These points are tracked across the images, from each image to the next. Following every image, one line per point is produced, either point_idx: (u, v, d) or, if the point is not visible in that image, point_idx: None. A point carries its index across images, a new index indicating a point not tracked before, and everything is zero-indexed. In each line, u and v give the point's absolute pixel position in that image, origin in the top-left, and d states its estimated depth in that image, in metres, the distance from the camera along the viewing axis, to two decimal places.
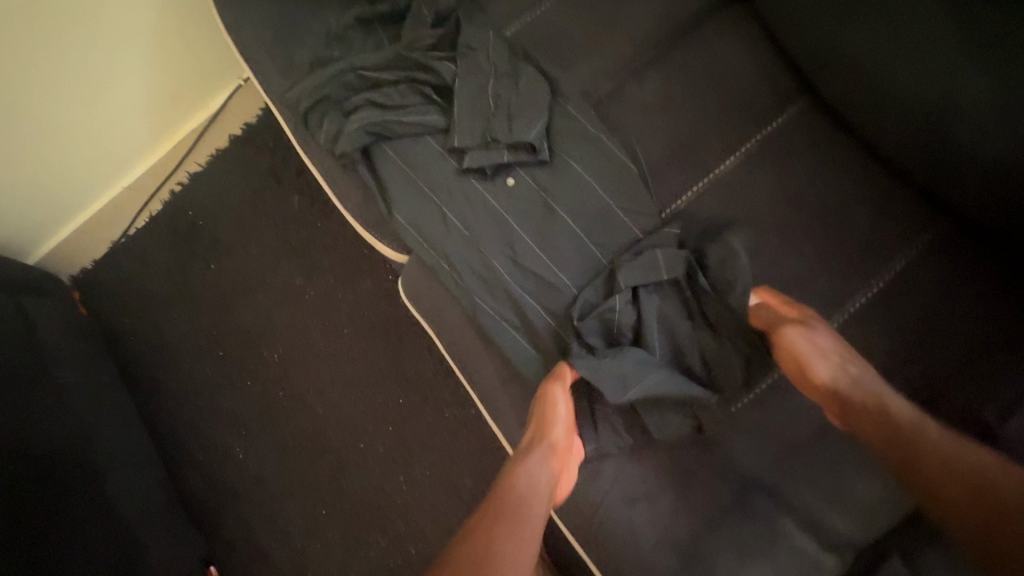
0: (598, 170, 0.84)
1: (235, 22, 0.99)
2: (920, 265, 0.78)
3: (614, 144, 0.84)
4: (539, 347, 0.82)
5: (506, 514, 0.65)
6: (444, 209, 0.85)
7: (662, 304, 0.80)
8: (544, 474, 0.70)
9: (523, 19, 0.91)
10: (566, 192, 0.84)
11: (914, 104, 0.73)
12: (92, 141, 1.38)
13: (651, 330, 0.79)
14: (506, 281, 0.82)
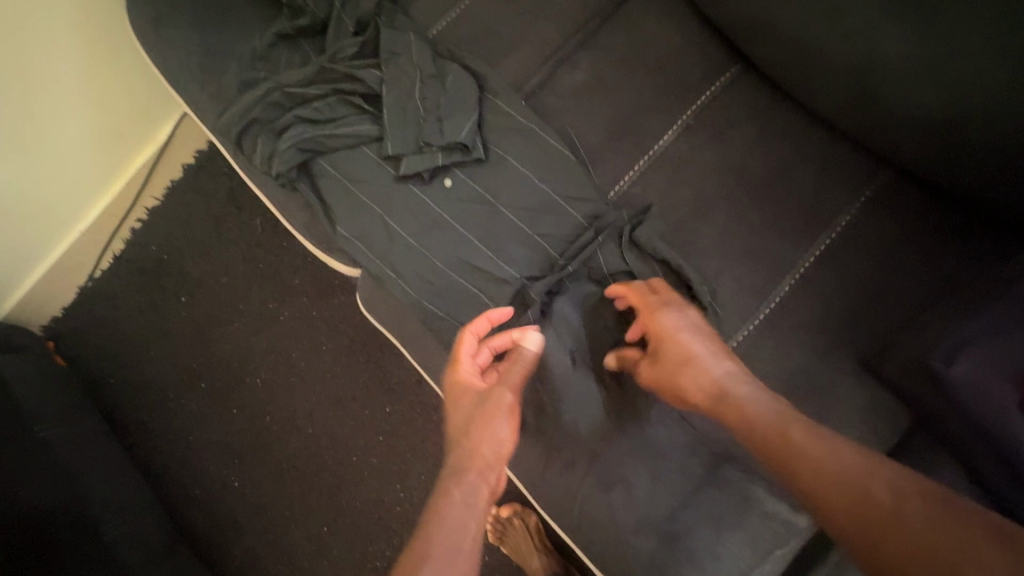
0: (535, 161, 0.83)
1: (159, 56, 0.97)
2: (866, 217, 0.78)
3: (548, 133, 0.83)
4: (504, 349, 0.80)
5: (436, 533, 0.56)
6: (386, 219, 0.84)
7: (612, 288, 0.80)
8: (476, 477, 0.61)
9: (446, 19, 0.90)
10: (506, 186, 0.83)
11: (842, 58, 0.72)
12: (43, 191, 1.37)
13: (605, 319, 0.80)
14: (456, 280, 0.82)
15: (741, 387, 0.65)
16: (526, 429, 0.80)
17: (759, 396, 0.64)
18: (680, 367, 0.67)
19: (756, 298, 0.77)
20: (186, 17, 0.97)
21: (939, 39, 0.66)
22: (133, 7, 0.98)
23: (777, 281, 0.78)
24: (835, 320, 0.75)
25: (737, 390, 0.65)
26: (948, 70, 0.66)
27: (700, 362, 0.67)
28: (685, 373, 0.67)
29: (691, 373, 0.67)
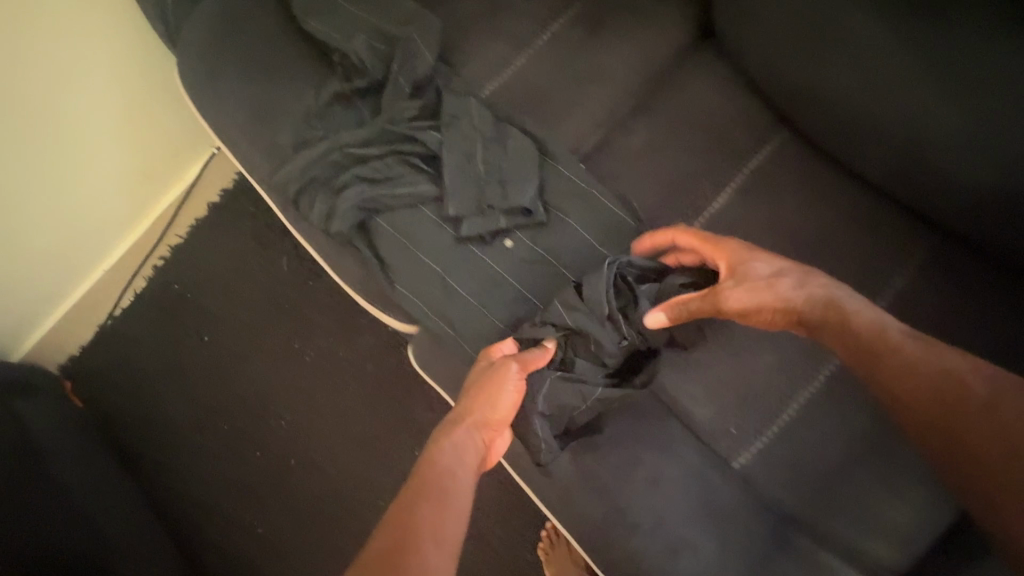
0: (596, 225, 0.85)
1: (209, 110, 0.98)
2: (917, 280, 0.81)
3: (608, 198, 0.85)
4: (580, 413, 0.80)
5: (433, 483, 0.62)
6: (449, 280, 0.85)
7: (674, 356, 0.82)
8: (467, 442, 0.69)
9: (499, 80, 0.93)
10: (567, 250, 0.85)
11: (892, 132, 0.76)
12: (70, 231, 1.36)
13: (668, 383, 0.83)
14: (522, 342, 0.81)
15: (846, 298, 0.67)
16: (588, 491, 0.79)
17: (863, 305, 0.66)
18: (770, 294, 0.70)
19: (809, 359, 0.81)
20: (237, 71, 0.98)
21: (990, 117, 0.68)
22: (182, 60, 0.99)
23: None
24: None
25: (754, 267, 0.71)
26: (1001, 145, 0.68)
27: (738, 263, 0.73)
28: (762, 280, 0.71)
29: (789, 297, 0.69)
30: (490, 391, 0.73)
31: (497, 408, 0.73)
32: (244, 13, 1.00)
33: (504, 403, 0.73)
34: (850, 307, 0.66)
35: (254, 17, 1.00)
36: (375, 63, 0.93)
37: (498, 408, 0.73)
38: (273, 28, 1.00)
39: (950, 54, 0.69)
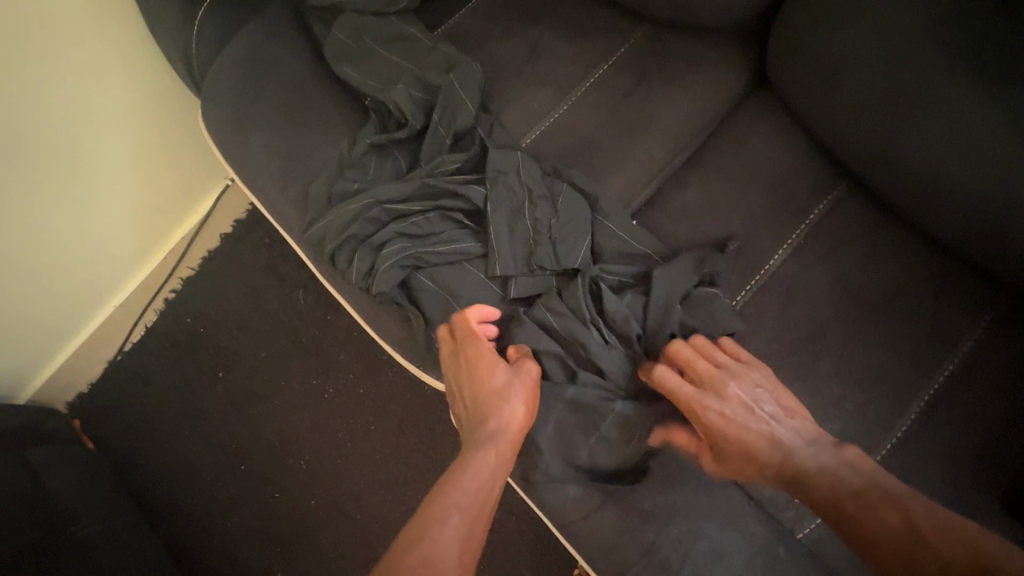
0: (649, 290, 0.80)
1: (238, 157, 0.94)
2: (987, 343, 0.78)
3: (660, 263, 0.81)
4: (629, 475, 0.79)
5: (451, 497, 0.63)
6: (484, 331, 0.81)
7: None
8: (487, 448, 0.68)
9: (542, 128, 0.90)
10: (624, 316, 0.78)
11: (970, 202, 0.72)
12: (82, 270, 1.32)
13: None
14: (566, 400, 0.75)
15: (805, 453, 0.67)
16: (650, 565, 0.75)
17: (823, 462, 0.66)
18: (745, 430, 0.69)
19: (881, 427, 0.76)
20: (267, 117, 0.94)
21: None
22: (209, 106, 0.95)
23: (903, 408, 0.76)
24: (966, 454, 0.74)
25: (745, 406, 0.69)
26: None
27: (721, 379, 0.71)
28: (734, 407, 0.69)
29: (755, 436, 0.68)
30: (489, 394, 0.72)
31: (501, 412, 0.70)
32: (275, 57, 0.96)
33: (508, 404, 0.71)
34: (802, 461, 0.66)
35: (284, 61, 0.96)
36: (415, 111, 0.88)
37: (504, 410, 0.70)
38: (305, 72, 0.96)
39: None
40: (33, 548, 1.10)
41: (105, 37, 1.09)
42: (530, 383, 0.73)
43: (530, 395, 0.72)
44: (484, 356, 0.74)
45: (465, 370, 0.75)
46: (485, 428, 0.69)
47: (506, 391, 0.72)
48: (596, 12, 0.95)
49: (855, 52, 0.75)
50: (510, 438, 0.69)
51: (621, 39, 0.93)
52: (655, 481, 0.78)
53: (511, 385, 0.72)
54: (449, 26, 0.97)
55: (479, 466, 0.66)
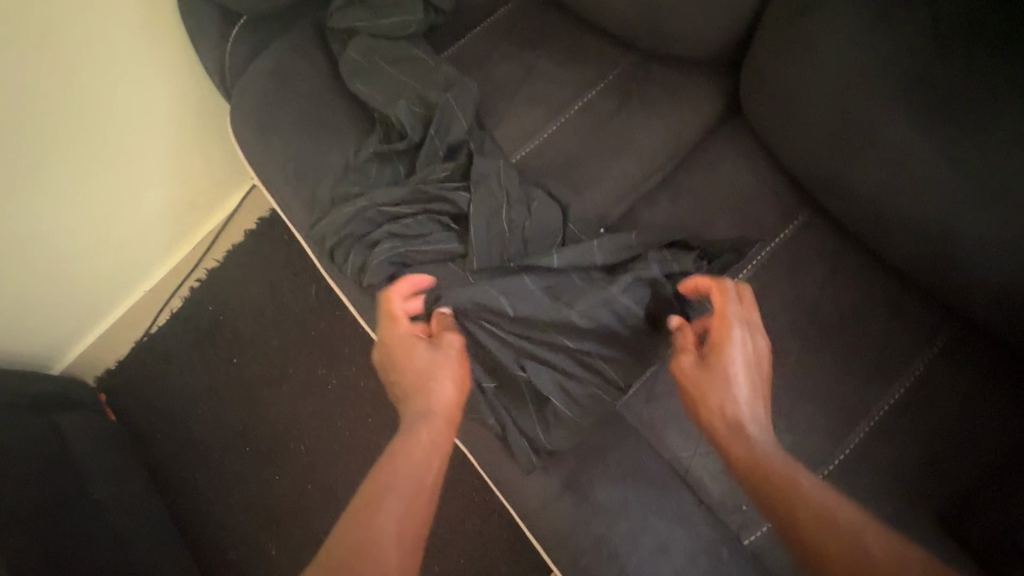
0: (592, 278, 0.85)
1: (259, 160, 1.05)
2: (937, 368, 0.81)
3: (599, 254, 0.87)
4: (587, 467, 0.84)
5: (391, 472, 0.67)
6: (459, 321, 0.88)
7: (687, 434, 0.85)
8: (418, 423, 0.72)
9: (530, 145, 0.98)
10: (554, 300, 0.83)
11: (920, 233, 0.76)
12: (117, 256, 1.45)
13: (686, 455, 0.85)
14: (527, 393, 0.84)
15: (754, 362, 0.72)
16: (600, 555, 0.80)
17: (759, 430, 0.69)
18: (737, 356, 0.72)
19: (829, 443, 0.80)
20: (286, 125, 1.04)
21: (1015, 227, 0.68)
22: (237, 113, 1.07)
23: (852, 425, 0.80)
24: (911, 473, 0.77)
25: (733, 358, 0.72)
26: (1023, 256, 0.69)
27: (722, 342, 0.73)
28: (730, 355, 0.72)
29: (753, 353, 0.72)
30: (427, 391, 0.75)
31: (432, 391, 0.74)
32: (297, 71, 1.07)
33: (438, 381, 0.75)
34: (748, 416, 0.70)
35: (305, 76, 1.06)
36: (414, 125, 0.97)
37: (436, 391, 0.75)
38: (322, 86, 1.06)
39: (982, 164, 0.69)
40: (54, 501, 1.20)
41: (152, 48, 1.22)
42: (454, 356, 0.78)
43: (457, 368, 0.77)
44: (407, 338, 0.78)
45: (397, 352, 0.78)
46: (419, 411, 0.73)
47: (432, 369, 0.76)
48: (589, 41, 1.03)
49: (806, 95, 0.80)
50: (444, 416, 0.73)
51: (609, 66, 1.01)
52: (610, 475, 0.84)
53: (436, 361, 0.77)
54: (453, 50, 1.07)
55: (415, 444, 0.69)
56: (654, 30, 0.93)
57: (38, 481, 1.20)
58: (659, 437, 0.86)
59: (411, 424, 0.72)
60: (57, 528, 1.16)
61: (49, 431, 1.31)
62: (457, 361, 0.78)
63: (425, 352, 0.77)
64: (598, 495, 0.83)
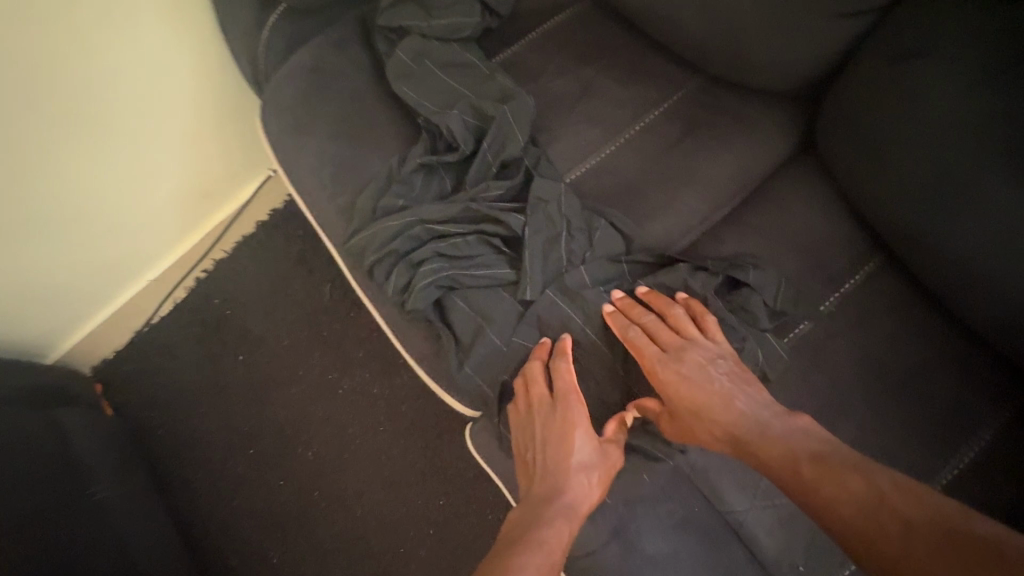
0: None
1: (292, 162, 0.98)
2: (1003, 435, 0.78)
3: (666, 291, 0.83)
4: (637, 516, 0.80)
5: (537, 542, 0.64)
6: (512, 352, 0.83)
7: (742, 486, 0.81)
8: (564, 511, 0.69)
9: (586, 165, 0.92)
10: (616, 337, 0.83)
11: (1008, 298, 0.72)
12: (124, 243, 1.37)
13: (740, 508, 0.81)
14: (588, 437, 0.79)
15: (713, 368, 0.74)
16: None
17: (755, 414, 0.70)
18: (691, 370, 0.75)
19: None
20: (324, 127, 0.97)
21: None
22: (269, 109, 0.99)
23: None
24: None
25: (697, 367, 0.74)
26: None
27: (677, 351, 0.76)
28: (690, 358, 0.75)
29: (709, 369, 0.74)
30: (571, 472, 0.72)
31: (577, 483, 0.72)
32: (336, 69, 0.99)
33: (587, 483, 0.72)
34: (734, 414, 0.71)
35: (345, 74, 0.99)
36: (467, 138, 0.91)
37: (580, 482, 0.72)
38: (364, 86, 0.99)
39: None
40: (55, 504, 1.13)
41: (176, 27, 1.14)
42: (608, 467, 0.75)
43: (606, 474, 0.74)
44: (580, 423, 0.76)
45: (555, 430, 0.76)
46: (561, 495, 0.70)
47: (583, 462, 0.74)
48: (651, 58, 0.98)
49: (901, 137, 0.76)
50: (582, 517, 0.70)
51: (673, 88, 0.95)
52: (660, 526, 0.80)
53: (591, 458, 0.74)
54: (505, 56, 1.00)
55: (556, 528, 0.66)
56: (728, 52, 0.88)
57: (38, 480, 1.13)
58: (713, 485, 0.82)
59: (557, 505, 0.69)
60: (56, 530, 1.09)
61: (46, 427, 1.23)
62: (608, 467, 0.75)
63: (586, 446, 0.75)
64: (647, 546, 0.79)
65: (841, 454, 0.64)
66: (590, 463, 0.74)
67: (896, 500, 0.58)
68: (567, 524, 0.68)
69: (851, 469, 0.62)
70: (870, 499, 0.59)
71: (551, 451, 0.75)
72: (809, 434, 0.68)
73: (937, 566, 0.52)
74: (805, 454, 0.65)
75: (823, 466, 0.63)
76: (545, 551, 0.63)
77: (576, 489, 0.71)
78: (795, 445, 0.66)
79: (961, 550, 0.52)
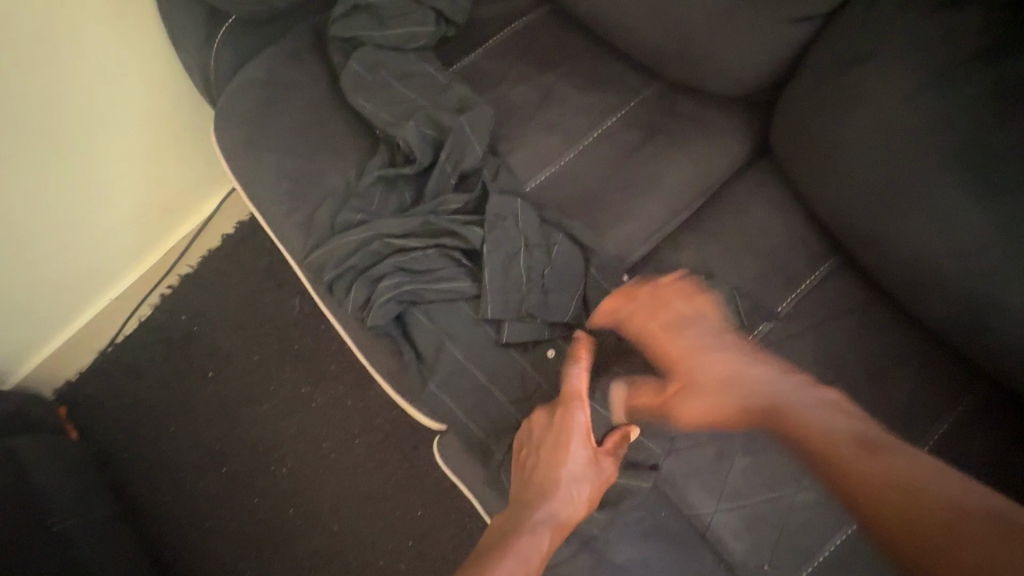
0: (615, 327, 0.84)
1: (249, 176, 0.96)
2: (964, 428, 0.79)
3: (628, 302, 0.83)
4: (607, 525, 0.80)
5: (513, 552, 0.69)
6: (474, 368, 0.82)
7: (711, 491, 0.81)
8: (543, 525, 0.72)
9: (546, 174, 0.92)
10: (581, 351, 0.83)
11: (958, 296, 0.74)
12: (81, 262, 1.32)
13: (709, 513, 0.81)
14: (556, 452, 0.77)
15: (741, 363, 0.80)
16: None
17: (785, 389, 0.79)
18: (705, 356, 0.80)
19: None
20: (280, 140, 0.95)
21: None
22: (223, 123, 0.97)
23: None
24: None
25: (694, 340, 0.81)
26: None
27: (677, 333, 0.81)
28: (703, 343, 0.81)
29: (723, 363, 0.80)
30: (559, 485, 0.74)
31: (565, 498, 0.74)
32: (291, 81, 0.97)
33: (578, 492, 0.74)
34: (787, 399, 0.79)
35: (301, 86, 0.97)
36: (424, 149, 0.89)
37: (568, 498, 0.74)
38: (321, 98, 0.97)
39: None
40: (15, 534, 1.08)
41: (124, 40, 1.10)
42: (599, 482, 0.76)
43: (596, 486, 0.76)
44: (577, 438, 0.76)
45: (551, 442, 0.76)
46: (547, 504, 0.73)
47: (574, 477, 0.75)
48: (609, 65, 0.98)
49: (850, 141, 0.77)
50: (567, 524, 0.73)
51: (632, 93, 0.95)
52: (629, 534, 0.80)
53: (584, 472, 0.76)
54: (464, 65, 0.99)
55: (535, 541, 0.70)
56: (683, 58, 0.89)
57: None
58: (682, 491, 0.82)
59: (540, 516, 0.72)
60: (18, 563, 1.04)
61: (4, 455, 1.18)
62: (599, 481, 0.76)
63: (576, 455, 0.76)
64: (617, 554, 0.79)
65: (891, 442, 0.74)
66: (579, 477, 0.75)
67: (878, 459, 0.72)
68: (545, 537, 0.71)
69: (875, 451, 0.73)
70: (865, 453, 0.73)
71: (545, 457, 0.75)
72: (846, 412, 0.78)
73: (913, 525, 0.68)
74: (851, 438, 0.75)
75: (872, 454, 0.73)
76: (523, 566, 0.68)
77: (562, 505, 0.73)
78: (828, 426, 0.77)
79: (956, 535, 0.66)
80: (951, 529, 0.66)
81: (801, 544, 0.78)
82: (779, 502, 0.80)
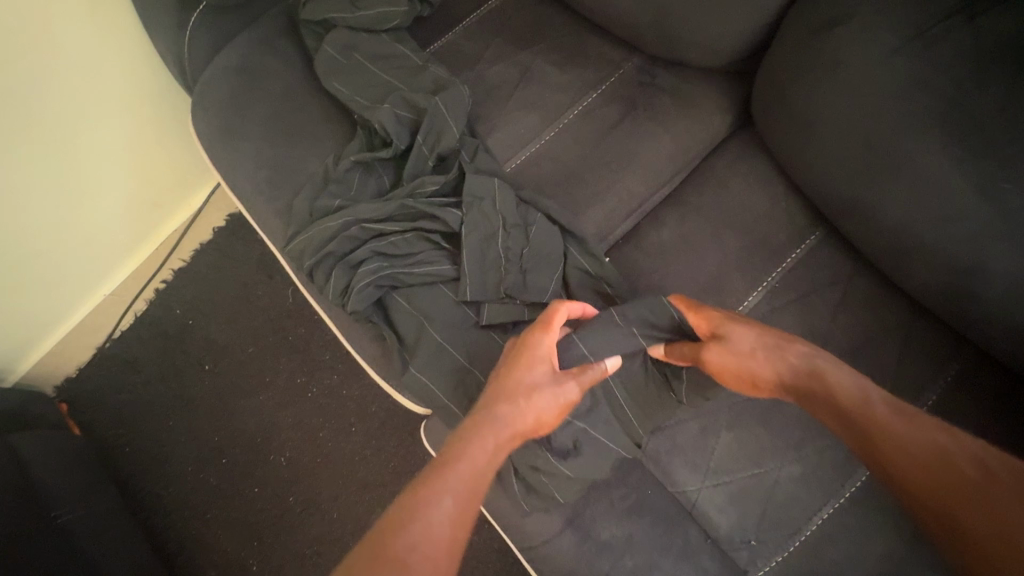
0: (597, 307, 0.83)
1: (228, 165, 0.95)
2: (951, 398, 0.78)
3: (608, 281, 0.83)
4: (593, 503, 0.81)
5: (457, 456, 0.58)
6: (456, 351, 0.81)
7: (696, 467, 0.81)
8: (494, 434, 0.62)
9: (525, 155, 0.90)
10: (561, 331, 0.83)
11: (943, 263, 0.72)
12: (73, 259, 1.33)
13: (694, 488, 0.81)
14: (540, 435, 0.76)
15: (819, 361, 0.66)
16: None
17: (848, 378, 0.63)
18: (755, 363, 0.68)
19: (840, 474, 0.78)
20: (257, 128, 0.94)
21: None
22: (201, 113, 0.95)
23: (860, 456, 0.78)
24: None
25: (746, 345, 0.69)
26: None
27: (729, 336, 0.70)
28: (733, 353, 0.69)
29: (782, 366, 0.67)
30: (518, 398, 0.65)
31: (522, 412, 0.64)
32: (266, 68, 0.96)
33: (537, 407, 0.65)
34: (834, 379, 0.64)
35: (276, 73, 0.96)
36: (401, 133, 0.88)
37: (526, 412, 0.64)
38: (297, 84, 0.96)
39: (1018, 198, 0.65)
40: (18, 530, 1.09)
41: (100, 32, 1.09)
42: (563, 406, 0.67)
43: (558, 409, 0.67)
44: (541, 354, 0.68)
45: (512, 359, 0.69)
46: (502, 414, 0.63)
47: (536, 393, 0.66)
48: (588, 41, 0.96)
49: (832, 109, 0.75)
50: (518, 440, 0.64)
51: (612, 69, 0.94)
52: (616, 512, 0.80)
53: (548, 390, 0.67)
54: (440, 46, 0.98)
55: (484, 444, 0.60)
56: (662, 30, 0.87)
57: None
58: (667, 468, 0.82)
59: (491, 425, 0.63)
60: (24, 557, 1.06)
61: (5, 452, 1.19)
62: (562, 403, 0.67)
63: (541, 374, 0.67)
64: (603, 531, 0.79)
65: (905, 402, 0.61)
66: (542, 392, 0.66)
67: (899, 426, 0.58)
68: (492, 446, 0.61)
69: (901, 416, 0.59)
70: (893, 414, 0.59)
71: (506, 371, 0.68)
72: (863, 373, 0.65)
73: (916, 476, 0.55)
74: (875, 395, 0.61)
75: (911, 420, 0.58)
76: (466, 467, 0.57)
77: (517, 421, 0.64)
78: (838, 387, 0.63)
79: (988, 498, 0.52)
80: (992, 482, 0.53)
81: (787, 517, 0.78)
82: (764, 477, 0.79)
